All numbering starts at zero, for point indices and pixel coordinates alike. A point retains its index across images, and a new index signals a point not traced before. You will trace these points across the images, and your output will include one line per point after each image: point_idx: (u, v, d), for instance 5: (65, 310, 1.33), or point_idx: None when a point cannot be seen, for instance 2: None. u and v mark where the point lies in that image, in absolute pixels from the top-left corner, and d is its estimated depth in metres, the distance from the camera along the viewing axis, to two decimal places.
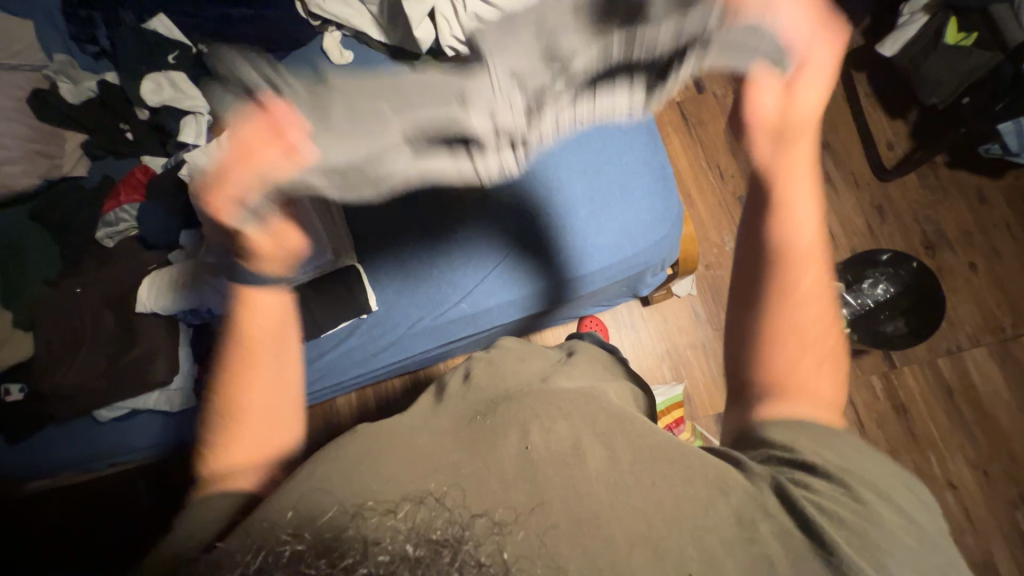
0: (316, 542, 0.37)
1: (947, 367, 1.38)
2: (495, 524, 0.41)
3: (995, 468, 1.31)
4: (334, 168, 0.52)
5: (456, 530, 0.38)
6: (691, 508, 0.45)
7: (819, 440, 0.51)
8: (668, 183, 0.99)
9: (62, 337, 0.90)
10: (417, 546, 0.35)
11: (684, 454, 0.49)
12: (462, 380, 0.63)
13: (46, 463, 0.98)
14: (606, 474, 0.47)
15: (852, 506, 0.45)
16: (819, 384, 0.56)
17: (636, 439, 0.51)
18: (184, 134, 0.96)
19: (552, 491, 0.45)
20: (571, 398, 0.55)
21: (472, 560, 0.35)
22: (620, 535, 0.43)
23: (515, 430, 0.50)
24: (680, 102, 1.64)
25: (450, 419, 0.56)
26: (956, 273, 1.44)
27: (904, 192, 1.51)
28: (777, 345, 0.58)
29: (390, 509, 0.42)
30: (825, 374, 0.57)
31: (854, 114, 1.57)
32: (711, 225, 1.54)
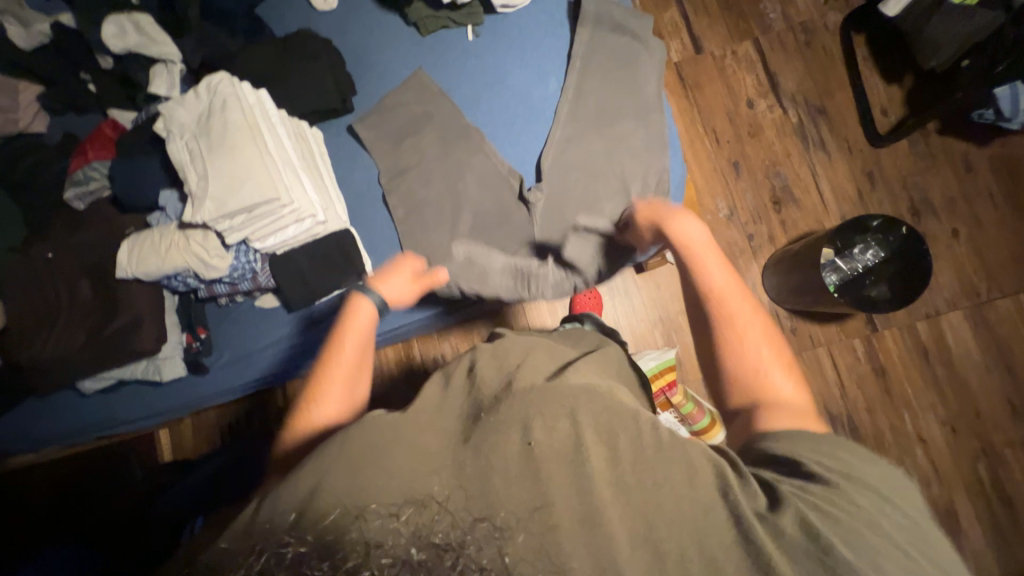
0: (316, 545, 0.41)
1: (924, 331, 1.44)
2: (496, 529, 0.43)
3: (962, 423, 1.40)
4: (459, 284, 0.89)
5: (457, 535, 0.42)
6: (692, 508, 0.45)
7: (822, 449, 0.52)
8: (674, 142, 0.94)
9: (27, 307, 0.85)
10: (420, 549, 0.40)
11: (687, 453, 0.48)
12: (466, 373, 0.61)
13: (30, 434, 0.98)
14: (608, 476, 0.47)
15: (840, 504, 0.47)
16: (777, 383, 0.61)
17: (638, 438, 0.49)
18: (155, 84, 0.88)
19: (554, 493, 0.45)
20: (575, 395, 0.52)
21: (472, 565, 0.40)
22: (622, 535, 0.44)
23: (517, 426, 0.49)
24: (678, 63, 1.59)
25: (455, 421, 0.53)
26: (939, 239, 1.48)
27: (894, 159, 1.53)
28: (731, 355, 0.63)
29: (393, 511, 0.43)
30: (774, 360, 0.62)
31: (851, 78, 1.55)
32: (706, 192, 1.53)
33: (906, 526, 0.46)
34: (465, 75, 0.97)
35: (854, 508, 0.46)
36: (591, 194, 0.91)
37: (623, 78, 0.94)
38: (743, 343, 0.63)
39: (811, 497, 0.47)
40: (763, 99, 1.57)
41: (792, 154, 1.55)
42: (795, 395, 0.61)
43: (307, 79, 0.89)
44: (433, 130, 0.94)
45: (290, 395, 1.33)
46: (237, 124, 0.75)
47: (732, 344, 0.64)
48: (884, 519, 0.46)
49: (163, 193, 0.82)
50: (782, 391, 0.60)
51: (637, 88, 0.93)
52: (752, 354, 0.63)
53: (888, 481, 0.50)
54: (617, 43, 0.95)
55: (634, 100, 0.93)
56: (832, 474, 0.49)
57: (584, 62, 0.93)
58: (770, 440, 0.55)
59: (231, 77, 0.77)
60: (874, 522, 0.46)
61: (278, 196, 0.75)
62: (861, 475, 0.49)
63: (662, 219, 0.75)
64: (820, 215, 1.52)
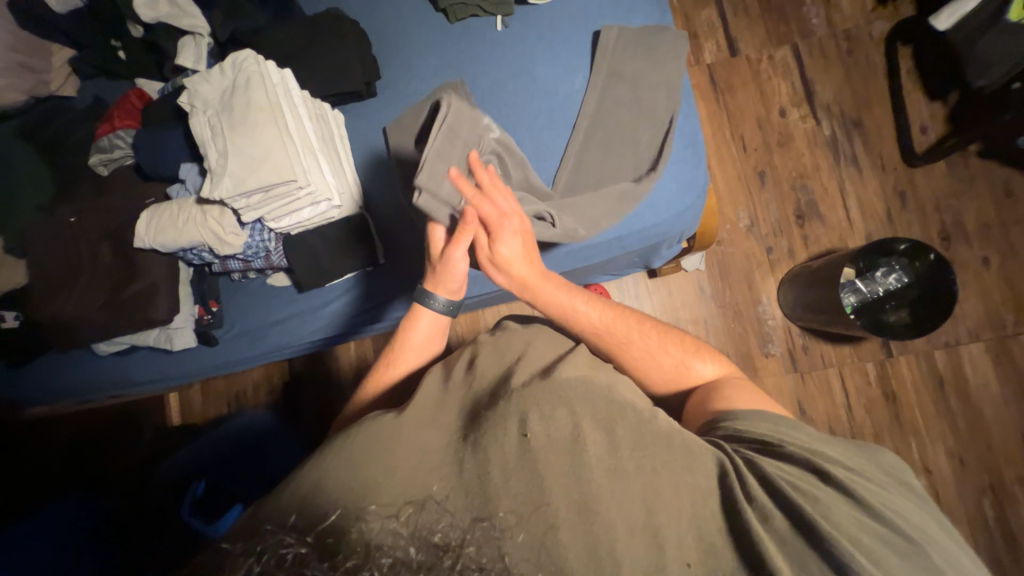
0: (318, 546, 0.38)
1: (942, 359, 1.40)
2: (496, 528, 0.41)
3: (972, 456, 1.36)
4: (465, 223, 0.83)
5: (457, 534, 0.39)
6: (690, 498, 0.48)
7: (784, 429, 0.58)
8: (698, 149, 0.91)
9: (46, 267, 0.86)
10: (420, 550, 0.36)
11: (684, 443, 0.51)
12: (466, 368, 0.62)
13: (47, 388, 1.03)
14: (605, 461, 0.48)
15: (818, 484, 0.51)
16: (699, 372, 0.72)
17: (637, 426, 0.51)
18: (182, 56, 0.88)
19: (553, 486, 0.45)
20: (572, 385, 0.52)
21: (472, 564, 0.36)
22: (619, 524, 0.45)
23: (514, 417, 0.49)
24: (711, 65, 1.54)
25: (455, 416, 0.55)
26: (967, 266, 1.43)
27: (930, 179, 1.47)
28: (644, 368, 0.73)
29: (392, 512, 0.42)
30: (686, 355, 0.73)
31: (891, 93, 1.49)
32: (728, 200, 1.50)
33: (883, 493, 0.51)
34: (491, 64, 0.95)
35: (830, 483, 0.51)
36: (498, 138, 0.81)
37: (641, 106, 0.91)
38: (654, 354, 0.73)
39: (791, 476, 0.51)
40: (798, 108, 1.51)
41: (821, 167, 1.50)
42: (720, 371, 0.72)
43: (332, 59, 0.89)
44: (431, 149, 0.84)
45: (297, 371, 1.35)
46: (259, 102, 0.75)
47: (647, 360, 0.73)
48: (861, 488, 0.51)
49: (184, 165, 0.83)
50: (705, 373, 0.72)
51: (653, 117, 0.90)
52: (669, 362, 0.73)
53: (858, 453, 0.55)
54: (640, 67, 0.91)
55: (651, 134, 0.90)
56: (801, 450, 0.55)
57: (605, 87, 0.91)
58: (741, 418, 0.60)
59: (255, 54, 0.77)
60: (850, 493, 0.50)
61: (295, 178, 0.74)
62: (825, 451, 0.55)
63: (524, 281, 0.74)
64: (844, 232, 1.47)
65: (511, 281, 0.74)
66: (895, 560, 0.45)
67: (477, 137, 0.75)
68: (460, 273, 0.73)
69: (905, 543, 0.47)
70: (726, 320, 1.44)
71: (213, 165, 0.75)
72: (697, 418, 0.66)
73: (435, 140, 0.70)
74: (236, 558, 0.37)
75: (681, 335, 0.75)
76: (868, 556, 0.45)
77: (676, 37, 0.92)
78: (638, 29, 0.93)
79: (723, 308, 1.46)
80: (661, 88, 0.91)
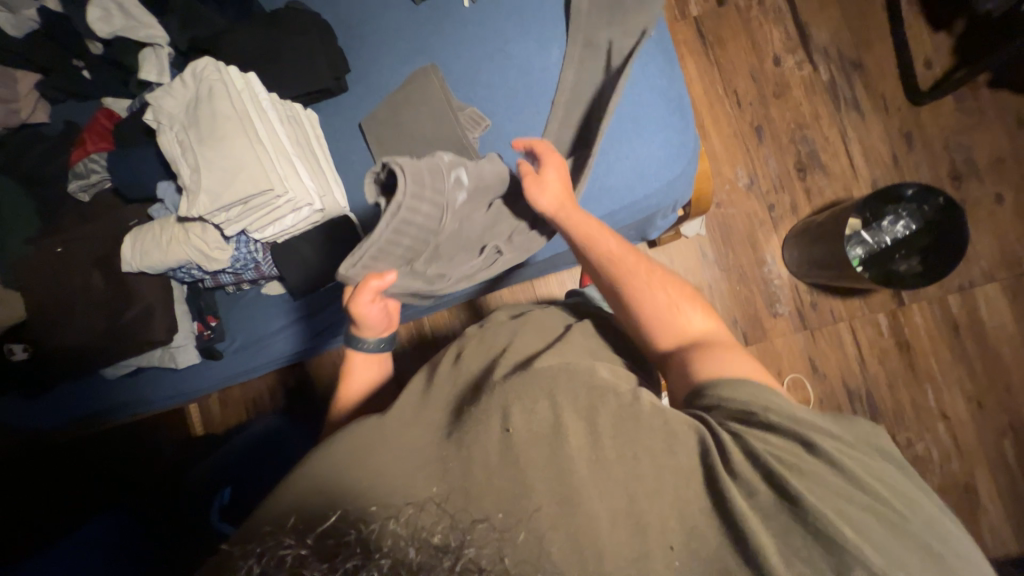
0: (317, 548, 0.39)
1: (956, 303, 1.37)
2: (497, 530, 0.43)
3: (990, 399, 1.34)
4: (428, 281, 0.82)
5: (456, 535, 0.41)
6: (672, 479, 0.48)
7: (762, 395, 0.55)
8: (686, 112, 0.87)
9: (42, 299, 0.87)
10: (420, 551, 0.37)
11: (667, 422, 0.51)
12: (453, 360, 0.64)
13: (64, 414, 1.05)
14: (587, 453, 0.49)
15: (803, 455, 0.49)
16: (688, 318, 0.70)
17: (618, 412, 0.52)
18: (144, 70, 0.85)
19: (535, 481, 0.46)
20: (554, 373, 0.54)
21: (473, 565, 0.38)
22: (602, 512, 0.46)
23: (496, 415, 0.50)
24: (698, 18, 1.46)
25: (441, 413, 0.56)
26: (980, 205, 1.37)
27: (938, 116, 1.40)
28: (640, 305, 0.71)
29: (393, 513, 0.44)
30: (680, 303, 0.71)
31: (891, 27, 1.41)
32: (726, 160, 1.45)
33: (871, 463, 0.50)
34: (462, 44, 0.91)
35: (817, 454, 0.49)
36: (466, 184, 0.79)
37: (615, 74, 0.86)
38: (650, 287, 0.72)
39: (777, 451, 0.50)
40: (793, 55, 1.44)
41: (821, 116, 1.43)
42: (708, 323, 0.70)
43: (297, 58, 0.86)
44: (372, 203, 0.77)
45: (307, 373, 1.37)
46: (226, 111, 0.73)
47: (641, 301, 0.71)
48: (848, 458, 0.49)
49: (160, 184, 0.81)
50: (696, 325, 0.69)
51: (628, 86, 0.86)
52: (662, 303, 0.71)
53: (845, 426, 0.53)
54: (617, 32, 0.86)
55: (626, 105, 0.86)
56: (786, 420, 0.52)
57: (581, 58, 0.88)
58: (720, 386, 0.58)
59: (215, 61, 0.75)
60: (838, 466, 0.48)
61: (272, 187, 0.72)
62: (804, 417, 0.52)
63: (559, 206, 0.77)
64: (848, 182, 1.42)
65: (546, 208, 0.78)
66: (879, 530, 0.45)
67: (438, 201, 0.73)
68: (375, 318, 0.73)
69: (890, 514, 0.46)
70: (731, 284, 1.42)
71: (187, 182, 0.73)
72: (682, 388, 0.64)
73: (385, 222, 0.69)
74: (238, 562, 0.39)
75: (679, 285, 0.73)
76: (850, 526, 0.45)
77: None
78: None
79: (727, 272, 1.43)
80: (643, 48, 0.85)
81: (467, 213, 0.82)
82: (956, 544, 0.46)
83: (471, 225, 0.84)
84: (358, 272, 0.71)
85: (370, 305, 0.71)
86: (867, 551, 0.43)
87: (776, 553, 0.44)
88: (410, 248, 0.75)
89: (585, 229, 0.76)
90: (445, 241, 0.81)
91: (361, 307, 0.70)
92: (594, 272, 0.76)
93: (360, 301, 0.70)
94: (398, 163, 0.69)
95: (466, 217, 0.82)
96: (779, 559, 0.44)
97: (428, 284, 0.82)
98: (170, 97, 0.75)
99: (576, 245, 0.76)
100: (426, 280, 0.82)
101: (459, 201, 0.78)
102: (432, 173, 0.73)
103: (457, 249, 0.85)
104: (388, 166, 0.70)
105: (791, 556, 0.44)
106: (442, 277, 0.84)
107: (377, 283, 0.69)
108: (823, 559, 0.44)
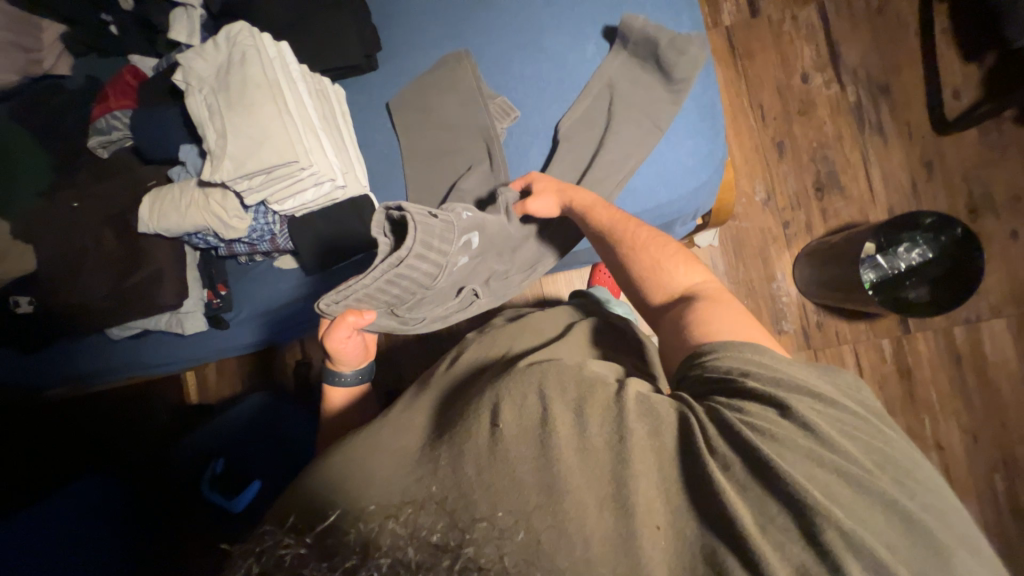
0: (314, 547, 0.41)
1: (961, 335, 1.37)
2: (496, 529, 0.42)
3: (985, 433, 1.35)
4: (401, 320, 0.80)
5: (456, 535, 0.40)
6: (659, 471, 0.48)
7: (746, 356, 0.56)
8: (717, 121, 0.86)
9: (53, 252, 0.86)
10: (417, 550, 0.38)
11: (652, 408, 0.52)
12: (450, 364, 0.72)
13: (61, 373, 1.04)
14: (573, 444, 0.48)
15: (777, 419, 0.50)
16: (677, 273, 0.71)
17: (604, 402, 0.51)
18: (174, 31, 0.83)
19: (522, 472, 0.47)
20: (543, 369, 0.54)
21: (472, 564, 0.37)
22: (588, 499, 0.46)
23: (487, 412, 0.52)
24: (730, 27, 1.45)
25: (426, 416, 0.60)
26: (994, 240, 1.37)
27: (960, 148, 1.40)
28: (632, 261, 0.73)
29: (391, 513, 0.44)
30: (675, 260, 0.72)
31: (922, 55, 1.40)
32: (745, 173, 1.44)
33: (845, 421, 0.51)
34: (495, 32, 0.90)
35: (790, 417, 0.50)
36: (475, 240, 0.76)
37: (643, 109, 0.86)
38: (642, 247, 0.74)
39: (749, 416, 0.50)
40: (821, 73, 1.43)
41: (844, 137, 1.43)
42: (700, 278, 0.71)
43: (328, 30, 0.84)
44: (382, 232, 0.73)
45: (307, 354, 1.36)
46: (256, 78, 0.72)
47: (631, 257, 0.74)
48: (819, 417, 0.50)
49: (183, 147, 0.81)
50: (688, 280, 0.70)
51: (653, 119, 0.85)
52: (653, 259, 0.73)
53: (830, 379, 0.56)
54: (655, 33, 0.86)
55: (657, 126, 0.84)
56: (765, 385, 0.53)
57: (615, 75, 0.87)
58: (712, 353, 0.58)
59: (250, 27, 0.74)
60: (810, 427, 0.49)
61: (297, 159, 0.71)
62: (788, 380, 0.53)
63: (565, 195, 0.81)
64: (865, 205, 1.41)
65: (555, 201, 0.82)
66: (847, 493, 0.46)
67: (440, 260, 0.70)
68: (350, 351, 0.75)
69: (860, 473, 0.47)
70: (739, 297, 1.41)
71: (212, 147, 0.72)
72: (676, 360, 0.63)
73: (378, 272, 0.66)
74: (235, 560, 0.40)
75: (676, 244, 0.75)
76: (853, 517, 0.45)
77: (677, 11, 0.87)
78: None
79: (737, 284, 1.42)
80: (670, 56, 0.83)
81: (466, 268, 0.79)
82: (923, 496, 0.47)
83: (465, 278, 0.81)
84: (336, 310, 0.69)
85: (348, 336, 0.73)
86: (839, 513, 0.44)
87: (756, 528, 0.44)
88: (396, 296, 0.72)
89: (590, 209, 0.78)
90: (434, 295, 0.78)
91: (335, 344, 0.73)
92: (597, 242, 0.78)
93: (336, 333, 0.71)
94: (411, 216, 0.65)
95: (462, 271, 0.79)
96: (758, 533, 0.44)
97: (399, 326, 0.81)
98: (200, 59, 0.74)
99: (582, 225, 0.80)
100: (397, 321, 0.80)
101: (460, 263, 0.76)
102: (445, 235, 0.69)
103: (444, 298, 0.82)
104: (401, 212, 0.65)
105: (768, 527, 0.44)
106: (411, 326, 0.83)
107: (356, 320, 0.70)
108: (794, 523, 0.44)
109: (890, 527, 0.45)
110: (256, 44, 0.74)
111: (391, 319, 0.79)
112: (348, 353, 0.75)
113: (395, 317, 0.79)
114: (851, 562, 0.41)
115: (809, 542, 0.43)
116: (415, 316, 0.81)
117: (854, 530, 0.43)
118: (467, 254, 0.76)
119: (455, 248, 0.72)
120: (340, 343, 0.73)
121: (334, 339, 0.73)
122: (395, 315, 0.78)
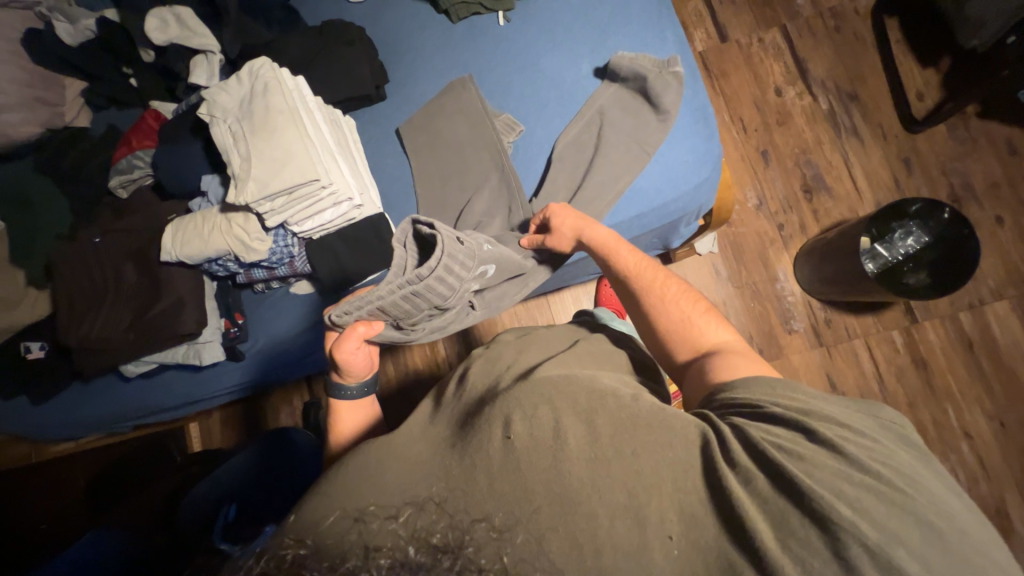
0: (316, 546, 0.40)
1: (968, 321, 1.38)
2: (496, 529, 0.42)
3: (1011, 418, 1.33)
4: (404, 331, 0.81)
5: (457, 535, 0.40)
6: (670, 475, 0.46)
7: (772, 390, 0.53)
8: (711, 121, 0.91)
9: (73, 292, 0.87)
10: (419, 551, 0.37)
11: (665, 419, 0.50)
12: (457, 384, 0.66)
13: (67, 418, 0.99)
14: (584, 451, 0.47)
15: (802, 441, 0.47)
16: (703, 329, 0.67)
17: (617, 413, 0.50)
18: (195, 75, 0.89)
19: (533, 483, 0.45)
20: (554, 382, 0.54)
21: (473, 565, 0.37)
22: (600, 509, 0.44)
23: (499, 423, 0.50)
24: (703, 52, 1.56)
25: (444, 428, 0.57)
26: (982, 226, 1.42)
27: (934, 144, 1.48)
28: (658, 305, 0.71)
29: (393, 514, 0.44)
30: (701, 317, 0.68)
31: (883, 64, 1.52)
32: (734, 182, 1.50)
33: (880, 450, 0.46)
34: (494, 59, 0.97)
35: (815, 440, 0.47)
36: (482, 269, 0.79)
37: (632, 131, 0.90)
38: (665, 298, 0.71)
39: (774, 436, 0.48)
40: (793, 86, 1.53)
41: (823, 142, 1.51)
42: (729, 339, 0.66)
43: (336, 69, 0.90)
44: (399, 256, 0.76)
45: (315, 394, 1.33)
46: (276, 107, 0.76)
47: (656, 308, 0.71)
48: (850, 444, 0.46)
49: (206, 178, 0.84)
50: (717, 337, 0.66)
51: (642, 141, 0.89)
52: (673, 308, 0.70)
53: (865, 414, 0.51)
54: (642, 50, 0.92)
55: (654, 131, 0.89)
56: (790, 411, 0.50)
57: (609, 94, 0.92)
58: (737, 389, 0.55)
59: (271, 63, 0.79)
60: (841, 451, 0.46)
61: (318, 178, 0.74)
62: (817, 410, 0.50)
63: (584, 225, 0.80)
64: (853, 204, 1.47)
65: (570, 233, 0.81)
66: (880, 509, 0.41)
67: (455, 284, 0.74)
68: (361, 362, 0.72)
69: (897, 494, 0.42)
70: (745, 300, 1.44)
71: (235, 172, 0.75)
72: (697, 394, 0.61)
73: (394, 287, 0.71)
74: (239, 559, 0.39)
75: (697, 293, 0.72)
76: (881, 532, 0.40)
77: (661, 29, 0.94)
78: (637, 14, 0.94)
79: (740, 289, 1.45)
80: (657, 80, 0.88)
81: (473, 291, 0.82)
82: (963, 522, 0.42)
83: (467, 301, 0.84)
84: (346, 320, 0.72)
85: (357, 343, 0.70)
86: (863, 526, 0.40)
87: (773, 540, 0.42)
88: (404, 311, 0.75)
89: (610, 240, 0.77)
90: (437, 315, 0.81)
91: (348, 352, 0.70)
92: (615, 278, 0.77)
93: (348, 341, 0.70)
94: (440, 236, 0.71)
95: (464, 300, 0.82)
96: (774, 544, 0.41)
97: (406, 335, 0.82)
98: (225, 94, 0.79)
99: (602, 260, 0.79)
100: (402, 334, 0.81)
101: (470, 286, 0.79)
102: (464, 261, 0.73)
103: (444, 320, 0.84)
104: (432, 230, 0.72)
105: (786, 538, 0.42)
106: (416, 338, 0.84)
107: (365, 329, 0.71)
108: (820, 539, 0.41)
109: (925, 545, 0.40)
110: (279, 76, 0.78)
111: (395, 331, 0.81)
112: (358, 363, 0.72)
113: (400, 330, 0.81)
114: (868, 567, 0.39)
115: (830, 551, 0.40)
116: (416, 335, 0.83)
117: (881, 547, 0.39)
118: (477, 280, 0.80)
119: (471, 275, 0.76)
120: (353, 352, 0.70)
121: (347, 347, 0.70)
122: (399, 326, 0.80)
